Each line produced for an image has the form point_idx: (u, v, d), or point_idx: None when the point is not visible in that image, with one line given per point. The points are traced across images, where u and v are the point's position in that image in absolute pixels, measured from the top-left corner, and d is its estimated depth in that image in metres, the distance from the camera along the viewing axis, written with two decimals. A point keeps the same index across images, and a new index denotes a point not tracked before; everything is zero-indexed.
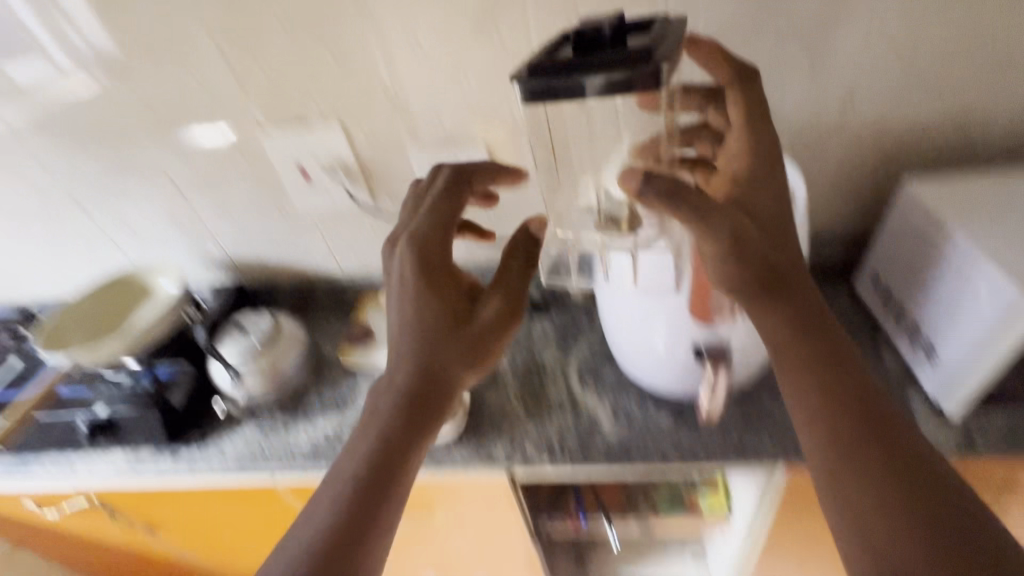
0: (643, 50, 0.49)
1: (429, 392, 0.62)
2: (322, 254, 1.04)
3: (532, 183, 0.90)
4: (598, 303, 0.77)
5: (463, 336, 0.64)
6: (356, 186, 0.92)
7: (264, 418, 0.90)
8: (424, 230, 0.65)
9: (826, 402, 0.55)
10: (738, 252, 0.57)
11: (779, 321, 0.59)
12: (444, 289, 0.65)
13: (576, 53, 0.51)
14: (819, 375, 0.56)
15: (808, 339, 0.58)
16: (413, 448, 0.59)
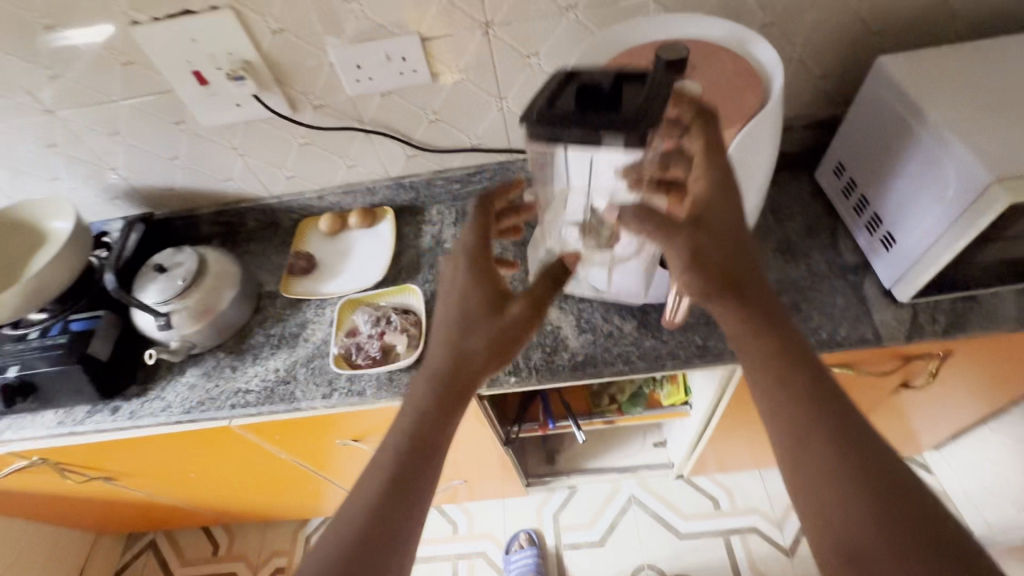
0: (646, 101, 0.46)
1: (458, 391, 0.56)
2: (244, 177, 0.92)
3: (476, 79, 0.79)
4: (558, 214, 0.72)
5: (500, 330, 0.58)
6: (268, 93, 0.78)
7: (207, 361, 0.84)
8: (472, 239, 0.61)
9: (797, 418, 0.46)
10: (692, 262, 0.49)
11: (738, 323, 0.49)
12: (490, 287, 0.59)
13: (575, 101, 0.48)
14: (788, 385, 0.47)
15: (774, 342, 0.48)
16: (433, 453, 0.52)
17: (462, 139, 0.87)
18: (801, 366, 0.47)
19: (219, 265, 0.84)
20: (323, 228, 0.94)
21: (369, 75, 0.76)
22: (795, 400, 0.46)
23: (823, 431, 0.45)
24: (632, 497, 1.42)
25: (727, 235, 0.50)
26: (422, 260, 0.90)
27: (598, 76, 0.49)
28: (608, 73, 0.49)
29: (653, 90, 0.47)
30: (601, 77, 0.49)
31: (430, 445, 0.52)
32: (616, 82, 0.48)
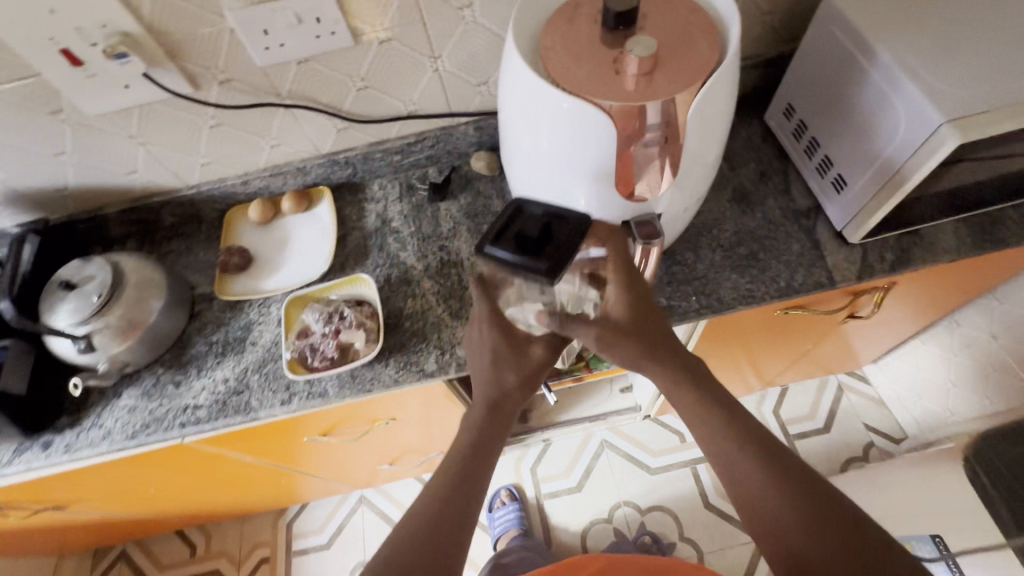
0: (566, 251, 0.51)
1: (495, 423, 0.61)
2: (151, 168, 0.80)
3: (404, 39, 0.70)
4: (515, 187, 0.68)
5: (524, 370, 0.62)
6: (160, 70, 0.67)
7: (145, 380, 0.76)
8: (485, 304, 0.61)
9: (726, 451, 0.53)
10: (615, 342, 0.56)
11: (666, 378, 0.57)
12: (512, 336, 0.62)
13: (512, 241, 0.53)
14: (715, 423, 0.54)
15: (698, 386, 0.55)
16: (482, 481, 0.57)
17: (397, 107, 0.80)
18: (723, 405, 0.54)
19: (138, 274, 0.75)
20: (253, 217, 0.86)
21: (279, 41, 0.66)
22: (721, 434, 0.53)
23: (748, 458, 0.51)
24: (604, 441, 1.48)
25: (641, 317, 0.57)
26: (369, 243, 0.84)
27: (530, 218, 0.54)
28: (537, 214, 0.54)
29: (570, 237, 0.53)
30: (531, 219, 0.54)
31: (483, 470, 0.58)
32: (546, 226, 0.53)
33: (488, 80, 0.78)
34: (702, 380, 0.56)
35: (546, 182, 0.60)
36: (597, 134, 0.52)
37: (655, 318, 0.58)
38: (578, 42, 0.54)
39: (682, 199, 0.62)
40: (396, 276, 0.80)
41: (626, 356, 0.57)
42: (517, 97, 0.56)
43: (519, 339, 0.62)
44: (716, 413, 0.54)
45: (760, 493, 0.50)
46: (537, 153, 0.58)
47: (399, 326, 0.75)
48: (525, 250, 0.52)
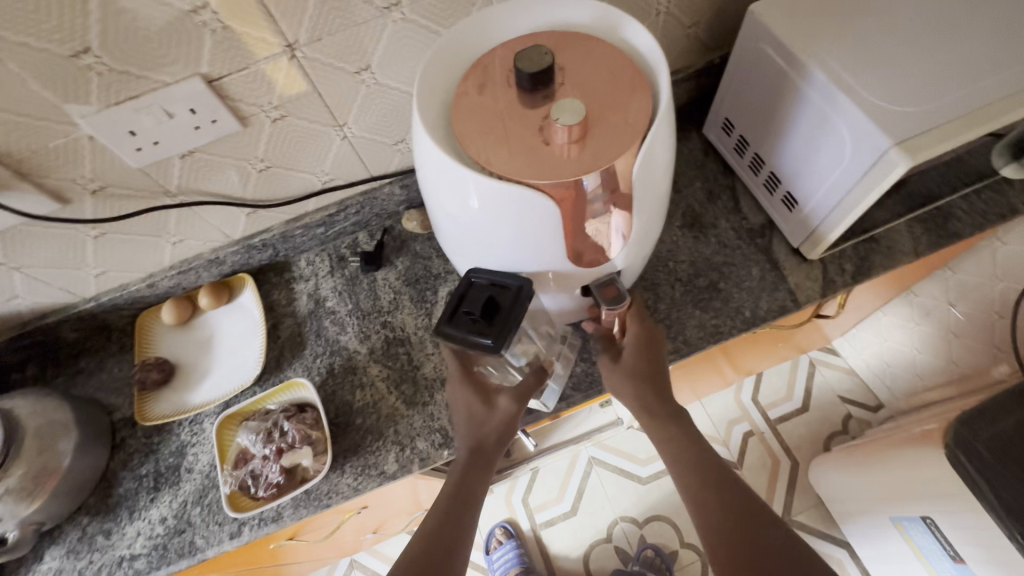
0: (511, 321, 0.52)
1: (477, 466, 0.61)
2: (33, 290, 0.70)
3: (300, 112, 0.62)
4: (453, 258, 0.61)
5: (500, 419, 0.62)
6: (13, 191, 0.57)
7: (70, 536, 0.67)
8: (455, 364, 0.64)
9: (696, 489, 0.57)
10: (615, 372, 0.64)
11: (647, 411, 0.62)
12: (481, 389, 0.63)
13: (467, 318, 0.53)
14: (688, 461, 0.59)
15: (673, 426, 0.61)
16: (463, 531, 0.57)
17: (309, 180, 0.71)
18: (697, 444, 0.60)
19: (39, 418, 0.65)
20: (168, 320, 0.76)
21: (151, 139, 0.57)
22: (695, 466, 0.59)
23: (714, 489, 0.57)
24: (592, 459, 1.45)
25: (646, 351, 0.63)
26: (304, 329, 0.76)
27: (474, 291, 0.54)
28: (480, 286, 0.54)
29: (516, 306, 0.52)
30: (475, 294, 0.54)
31: (467, 511, 0.58)
32: (489, 296, 0.53)
33: (405, 137, 0.71)
34: (675, 419, 0.61)
35: (486, 255, 0.54)
36: (540, 212, 0.46)
37: (659, 361, 0.64)
38: (493, 109, 0.48)
39: (639, 249, 0.56)
40: (340, 365, 0.73)
41: (620, 389, 0.64)
42: (438, 176, 0.49)
43: (488, 391, 0.63)
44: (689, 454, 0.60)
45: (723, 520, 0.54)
46: (472, 231, 0.51)
47: (351, 424, 0.68)
48: (474, 326, 0.53)
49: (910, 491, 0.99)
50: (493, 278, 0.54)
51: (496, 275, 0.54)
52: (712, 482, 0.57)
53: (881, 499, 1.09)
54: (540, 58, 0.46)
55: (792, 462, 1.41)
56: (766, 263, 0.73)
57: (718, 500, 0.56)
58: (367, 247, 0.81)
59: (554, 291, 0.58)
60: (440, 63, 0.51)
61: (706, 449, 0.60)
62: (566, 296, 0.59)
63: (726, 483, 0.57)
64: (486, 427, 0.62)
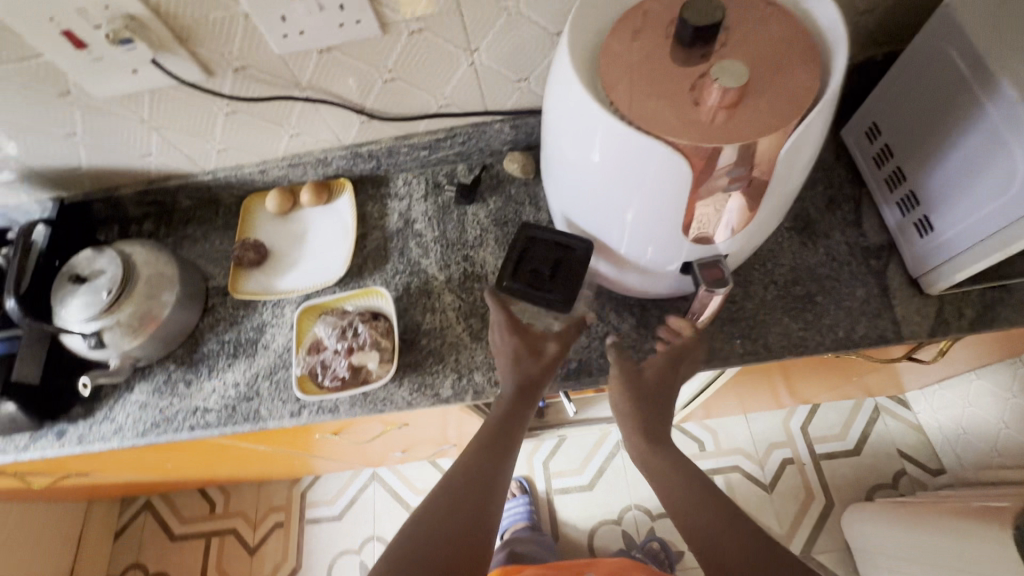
0: (574, 278, 0.60)
1: (518, 409, 0.61)
2: (165, 153, 0.76)
3: (438, 29, 0.62)
4: (557, 204, 0.61)
5: (545, 363, 0.63)
6: (169, 55, 0.61)
7: (157, 376, 0.75)
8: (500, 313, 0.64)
9: (697, 520, 0.57)
10: (626, 386, 0.61)
11: (642, 449, 0.62)
12: (528, 334, 0.64)
13: (530, 273, 0.62)
14: (687, 490, 0.58)
15: (670, 462, 0.61)
16: (502, 472, 0.57)
17: (429, 101, 0.72)
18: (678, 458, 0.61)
19: (150, 268, 0.72)
20: (271, 209, 0.81)
21: (298, 29, 0.59)
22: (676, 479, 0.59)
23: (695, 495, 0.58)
24: (620, 442, 1.45)
25: (656, 392, 0.62)
26: (390, 245, 0.79)
27: (542, 249, 0.62)
28: (545, 243, 0.62)
29: (576, 265, 0.60)
30: (543, 253, 0.62)
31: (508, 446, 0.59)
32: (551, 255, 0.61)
33: (529, 76, 0.70)
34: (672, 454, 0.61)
35: (592, 210, 0.54)
36: (661, 178, 0.45)
37: (673, 388, 0.62)
38: (644, 58, 0.45)
39: (753, 237, 0.54)
40: (416, 286, 0.75)
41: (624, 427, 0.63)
42: (567, 120, 0.49)
43: (538, 339, 0.64)
44: (689, 484, 0.59)
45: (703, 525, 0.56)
46: (586, 183, 0.52)
47: (417, 343, 0.71)
48: (537, 281, 0.61)
49: (953, 562, 0.93)
50: (554, 237, 0.62)
51: (558, 234, 0.62)
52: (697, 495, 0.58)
53: (915, 561, 1.03)
54: (710, 11, 0.42)
55: (827, 501, 1.35)
56: (875, 286, 0.68)
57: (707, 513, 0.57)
58: (464, 179, 0.82)
59: (642, 267, 0.58)
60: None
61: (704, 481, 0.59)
62: (631, 277, 0.61)
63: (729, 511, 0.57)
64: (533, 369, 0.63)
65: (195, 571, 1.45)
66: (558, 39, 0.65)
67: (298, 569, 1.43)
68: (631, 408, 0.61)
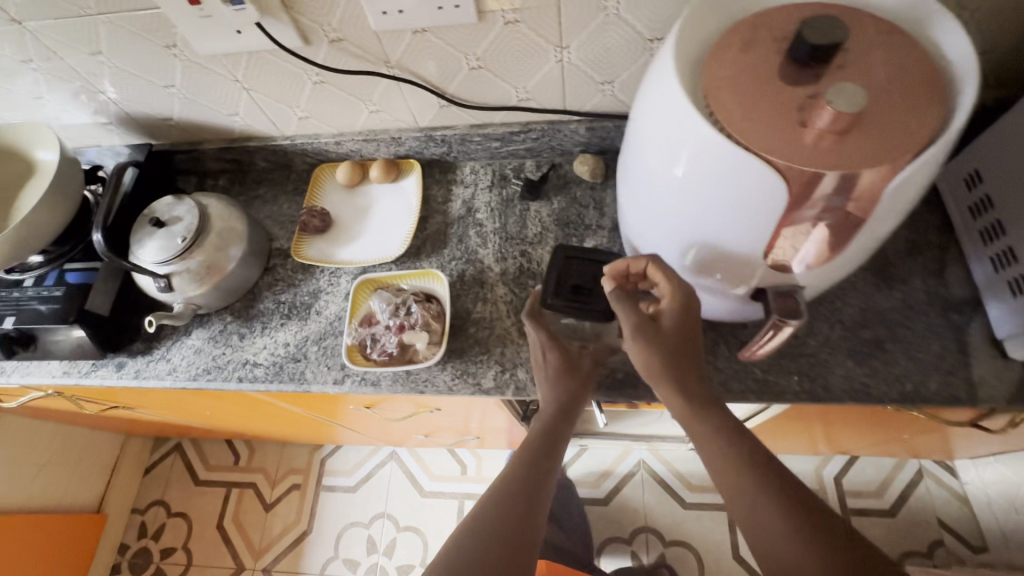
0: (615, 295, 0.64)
1: (557, 426, 0.58)
2: (251, 113, 0.79)
3: (533, 22, 0.62)
4: (630, 211, 0.59)
5: (582, 381, 0.62)
6: (273, 21, 0.63)
7: (214, 325, 0.77)
8: (542, 332, 0.64)
9: (773, 538, 0.45)
10: (645, 342, 0.52)
11: (695, 432, 0.51)
12: (567, 352, 0.63)
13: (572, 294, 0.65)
14: (765, 508, 0.46)
15: (742, 459, 0.48)
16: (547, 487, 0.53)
17: (509, 93, 0.72)
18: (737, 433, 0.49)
19: (222, 221, 0.75)
20: (341, 180, 0.83)
21: (398, 8, 0.60)
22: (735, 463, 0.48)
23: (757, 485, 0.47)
24: (642, 462, 1.42)
25: (681, 338, 0.53)
26: (449, 231, 0.79)
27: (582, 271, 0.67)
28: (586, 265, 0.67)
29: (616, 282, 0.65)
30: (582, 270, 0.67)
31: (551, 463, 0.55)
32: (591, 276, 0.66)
33: (614, 79, 0.69)
34: (739, 451, 0.48)
35: (663, 222, 0.54)
36: (746, 199, 0.44)
37: (695, 324, 0.53)
38: (751, 71, 0.44)
39: (835, 273, 0.51)
40: (470, 275, 0.75)
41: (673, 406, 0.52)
42: (654, 130, 0.49)
43: (575, 359, 0.63)
44: (771, 498, 0.46)
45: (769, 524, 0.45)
46: (663, 197, 0.51)
47: (465, 331, 0.71)
48: (580, 297, 0.65)
49: None
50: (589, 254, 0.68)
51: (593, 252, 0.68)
52: (762, 484, 0.47)
53: None
54: (831, 31, 0.41)
55: None
56: (954, 342, 0.63)
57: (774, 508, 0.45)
58: (531, 175, 0.81)
59: (704, 288, 0.57)
60: (709, 9, 0.48)
61: (790, 488, 0.47)
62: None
63: (824, 535, 0.44)
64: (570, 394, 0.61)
65: (212, 518, 1.50)
66: (652, 46, 0.64)
67: (308, 533, 1.46)
68: (662, 368, 0.52)
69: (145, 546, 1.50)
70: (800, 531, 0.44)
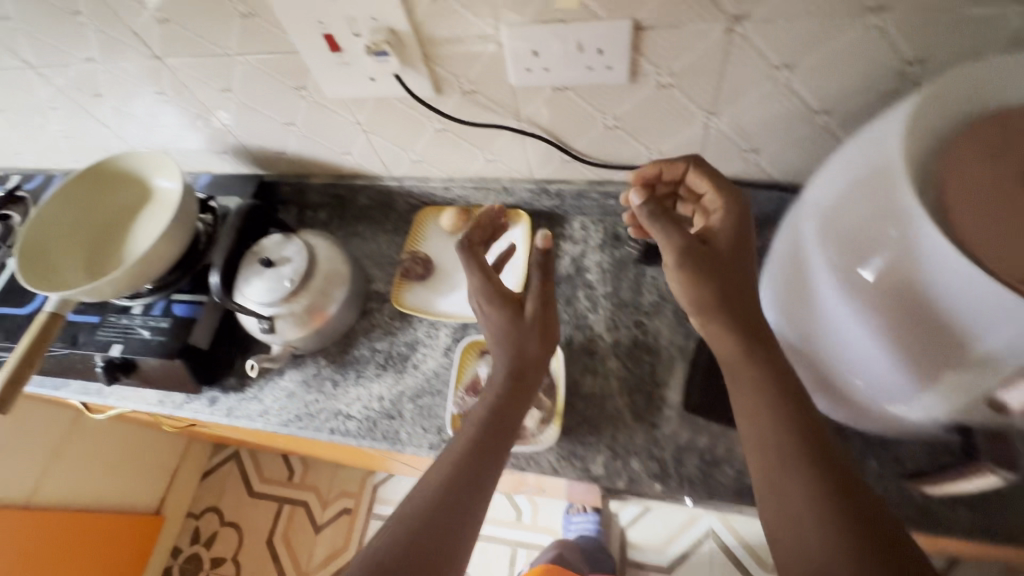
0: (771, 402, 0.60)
1: (515, 396, 0.55)
2: (363, 154, 0.77)
3: (688, 87, 0.57)
4: (786, 303, 0.54)
5: (539, 335, 0.59)
6: (411, 71, 0.60)
7: (308, 368, 0.75)
8: (482, 280, 0.59)
9: (789, 501, 0.41)
10: (700, 270, 0.48)
11: (739, 372, 0.47)
12: (507, 297, 0.59)
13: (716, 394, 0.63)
14: (794, 472, 0.42)
15: (776, 412, 0.44)
16: (495, 465, 0.51)
17: (640, 154, 0.67)
18: (780, 387, 0.45)
19: (329, 264, 0.73)
20: (445, 225, 0.80)
21: (546, 65, 0.56)
22: (771, 419, 0.44)
23: (792, 445, 0.43)
24: (710, 530, 1.32)
25: (737, 252, 0.50)
26: (557, 291, 0.75)
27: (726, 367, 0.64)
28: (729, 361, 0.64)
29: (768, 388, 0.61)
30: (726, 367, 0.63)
31: (502, 446, 0.52)
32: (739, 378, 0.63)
33: (763, 148, 0.62)
34: (783, 405, 0.45)
35: (829, 322, 0.48)
36: (956, 322, 0.39)
37: (750, 247, 0.51)
38: (997, 184, 0.39)
39: None
40: (579, 341, 0.70)
41: (721, 345, 0.48)
42: (845, 227, 0.45)
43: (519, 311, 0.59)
44: (804, 461, 0.42)
45: (790, 481, 0.42)
46: (834, 299, 0.46)
47: (573, 406, 0.66)
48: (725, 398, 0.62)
49: None
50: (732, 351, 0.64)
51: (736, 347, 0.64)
52: (797, 446, 0.43)
53: None
54: None
55: None
56: None
57: (802, 470, 0.42)
58: None
59: (866, 404, 0.51)
60: (935, 104, 0.43)
61: (827, 459, 0.42)
62: (826, 398, 0.55)
63: (856, 515, 0.39)
64: (526, 352, 0.57)
65: (262, 532, 1.50)
66: (817, 118, 0.57)
67: None
68: (719, 300, 0.48)
69: (197, 552, 1.52)
70: (830, 505, 0.40)
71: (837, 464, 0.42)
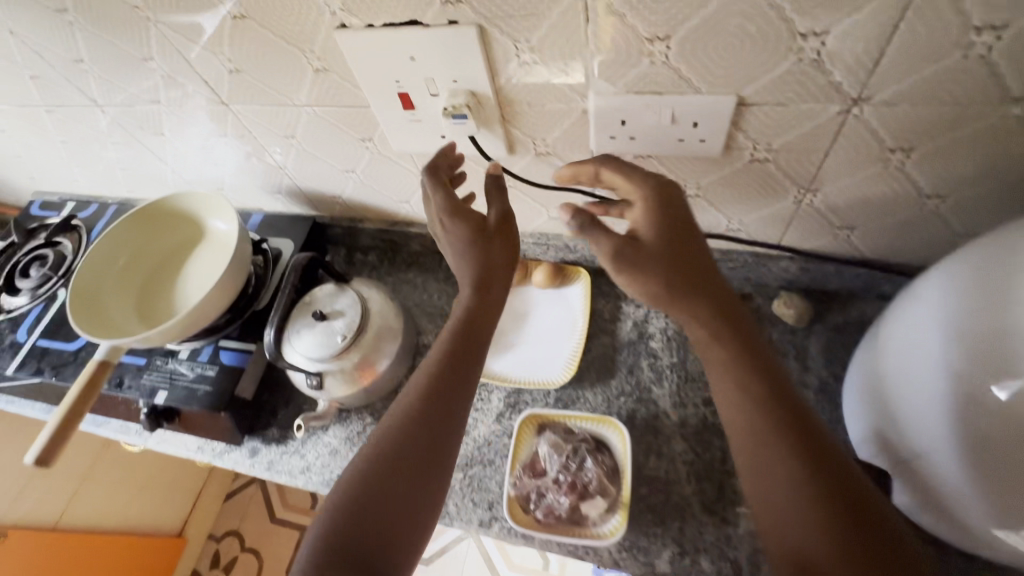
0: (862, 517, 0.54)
1: (473, 334, 0.52)
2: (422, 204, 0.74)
3: (786, 164, 0.52)
4: (894, 404, 0.48)
5: (502, 254, 0.54)
6: (485, 131, 0.57)
7: (352, 425, 0.72)
8: (440, 198, 0.53)
9: (767, 475, 0.43)
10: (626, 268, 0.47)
11: (713, 354, 0.47)
12: (465, 211, 0.53)
13: None
14: (773, 449, 0.43)
15: (750, 390, 0.45)
16: (457, 411, 0.49)
17: (720, 223, 0.63)
18: (750, 366, 0.46)
19: (382, 318, 0.70)
20: None
21: (632, 134, 0.53)
22: (749, 399, 0.45)
23: (768, 423, 0.44)
24: None
25: (669, 249, 0.48)
26: (618, 358, 0.70)
27: None
28: None
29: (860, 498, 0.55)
30: None
31: (462, 391, 0.50)
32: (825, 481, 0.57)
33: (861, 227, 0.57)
34: (760, 385, 0.45)
35: (939, 434, 0.43)
36: None
37: (682, 236, 0.48)
38: None
39: None
40: (642, 417, 0.66)
41: (692, 328, 0.48)
42: (970, 336, 0.39)
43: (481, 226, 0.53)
44: (785, 441, 0.43)
45: (768, 457, 0.43)
46: (951, 413, 0.41)
47: (636, 491, 0.61)
48: None
49: None
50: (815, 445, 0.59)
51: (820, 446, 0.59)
52: (778, 424, 0.43)
53: None
54: None
55: None
56: None
57: (781, 447, 0.43)
58: None
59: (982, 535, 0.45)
60: None
61: (806, 436, 0.43)
62: (934, 519, 0.48)
63: (840, 494, 0.41)
64: (494, 259, 0.53)
65: (281, 561, 1.47)
66: (929, 204, 0.52)
67: None
68: (661, 294, 0.47)
69: None
70: (807, 483, 0.41)
71: (822, 444, 0.43)
